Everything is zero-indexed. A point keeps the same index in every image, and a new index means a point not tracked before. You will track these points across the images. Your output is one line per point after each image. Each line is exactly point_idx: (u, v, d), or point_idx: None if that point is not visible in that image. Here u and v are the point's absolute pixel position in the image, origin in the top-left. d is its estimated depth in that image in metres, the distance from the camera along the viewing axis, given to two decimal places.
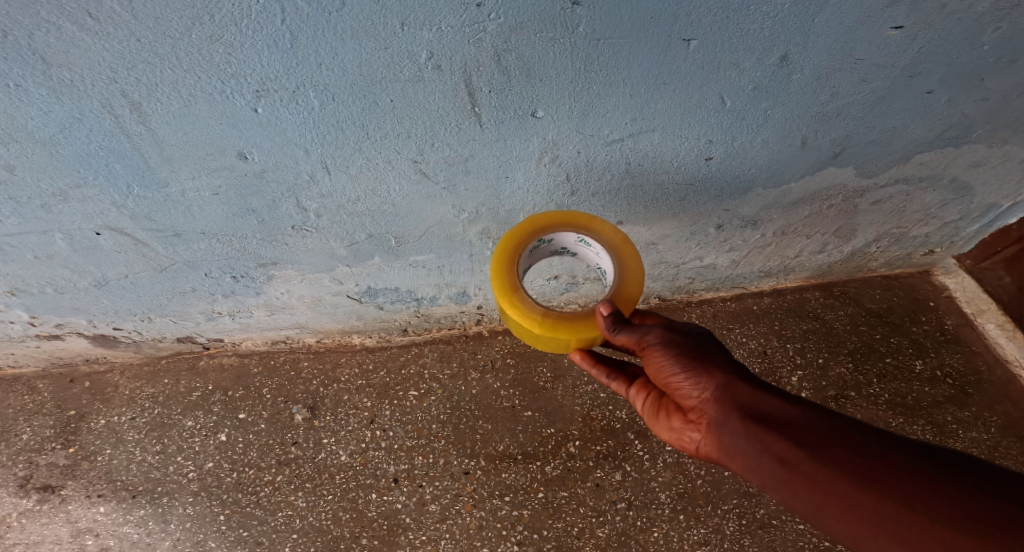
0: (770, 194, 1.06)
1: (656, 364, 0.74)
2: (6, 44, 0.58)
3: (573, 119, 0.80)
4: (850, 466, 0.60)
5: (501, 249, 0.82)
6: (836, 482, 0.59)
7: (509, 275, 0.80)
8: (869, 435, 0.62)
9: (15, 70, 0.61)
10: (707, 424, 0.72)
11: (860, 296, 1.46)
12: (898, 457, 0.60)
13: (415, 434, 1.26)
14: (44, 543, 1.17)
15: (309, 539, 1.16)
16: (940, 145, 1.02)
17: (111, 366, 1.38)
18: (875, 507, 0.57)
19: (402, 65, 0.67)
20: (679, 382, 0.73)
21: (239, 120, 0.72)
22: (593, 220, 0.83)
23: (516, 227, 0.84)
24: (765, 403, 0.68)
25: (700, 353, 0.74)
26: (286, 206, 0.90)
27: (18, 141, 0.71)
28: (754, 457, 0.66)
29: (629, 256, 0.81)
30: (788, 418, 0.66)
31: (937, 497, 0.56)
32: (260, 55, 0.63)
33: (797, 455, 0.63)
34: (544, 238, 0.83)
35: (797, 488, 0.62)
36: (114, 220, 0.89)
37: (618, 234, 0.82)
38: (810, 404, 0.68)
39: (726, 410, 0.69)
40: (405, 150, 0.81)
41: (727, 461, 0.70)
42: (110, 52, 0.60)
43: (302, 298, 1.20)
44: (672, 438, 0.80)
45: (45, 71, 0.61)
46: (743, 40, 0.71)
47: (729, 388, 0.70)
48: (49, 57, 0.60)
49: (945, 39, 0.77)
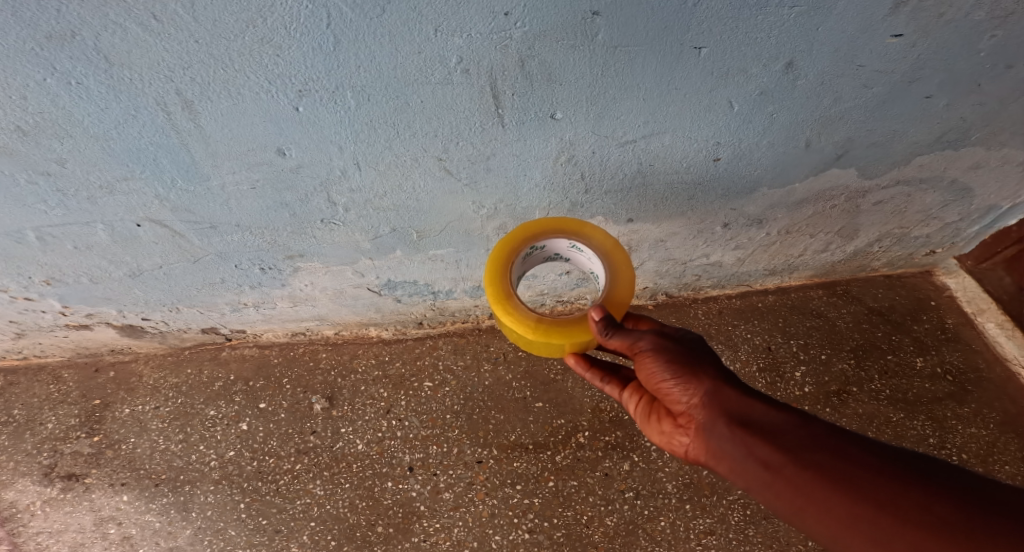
0: (776, 194, 1.10)
1: (648, 369, 0.79)
2: (75, 45, 0.64)
3: (589, 121, 0.85)
4: (830, 470, 0.63)
5: (496, 256, 0.87)
6: (815, 485, 0.63)
7: (504, 282, 0.86)
8: (849, 441, 0.66)
9: (79, 69, 0.67)
10: (697, 428, 0.76)
11: (863, 295, 1.49)
12: (874, 462, 0.63)
13: (430, 424, 1.30)
14: (68, 531, 1.21)
15: (326, 527, 1.21)
16: (940, 148, 1.06)
17: (135, 356, 1.43)
18: (851, 509, 0.60)
19: (433, 69, 0.72)
20: (669, 387, 0.78)
21: (281, 118, 0.77)
22: (585, 225, 0.88)
23: (510, 235, 0.89)
24: (751, 409, 0.72)
25: (690, 360, 0.78)
26: (316, 200, 0.95)
27: (73, 136, 0.77)
28: (740, 460, 0.70)
29: (619, 261, 0.86)
30: (773, 423, 0.69)
31: (909, 501, 0.59)
32: (305, 57, 0.68)
33: (780, 460, 0.66)
34: (538, 245, 0.88)
35: (779, 490, 0.65)
36: (155, 212, 0.95)
37: (609, 239, 0.87)
38: (795, 410, 0.71)
39: (714, 415, 0.74)
40: (431, 148, 0.86)
41: (715, 464, 0.75)
42: (170, 52, 0.65)
43: (324, 289, 1.25)
44: (663, 441, 0.85)
45: (107, 70, 0.67)
46: (751, 48, 0.76)
47: (717, 394, 0.75)
48: (113, 56, 0.66)
49: (943, 46, 0.81)
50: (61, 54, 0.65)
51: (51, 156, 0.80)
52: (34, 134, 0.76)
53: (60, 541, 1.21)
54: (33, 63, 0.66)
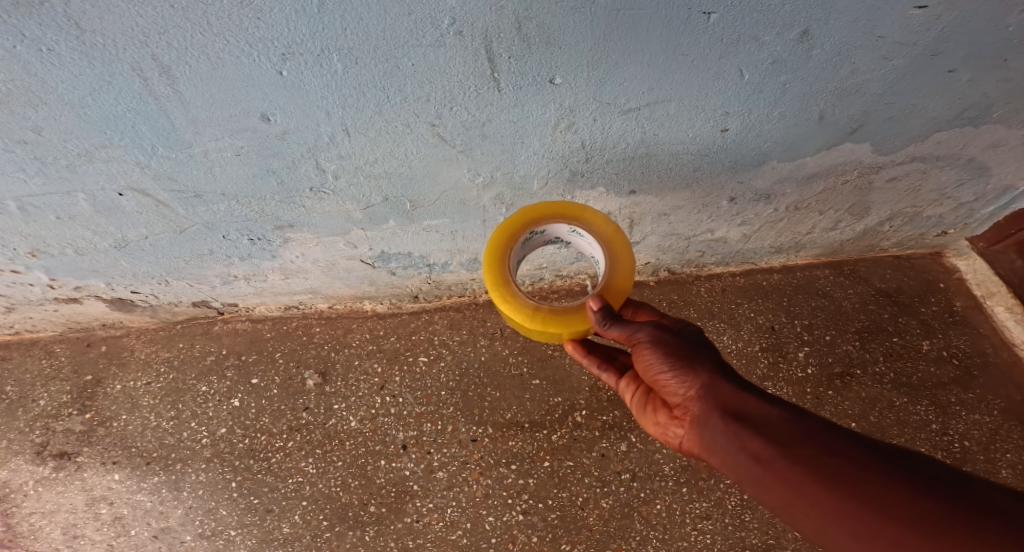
0: (786, 167, 1.06)
1: (645, 360, 0.77)
2: (42, 10, 0.60)
3: (591, 87, 0.80)
4: (819, 465, 0.61)
5: (494, 242, 0.84)
6: (804, 479, 0.60)
7: (502, 269, 0.83)
8: (840, 436, 0.63)
9: (49, 35, 0.63)
10: (691, 420, 0.74)
11: (870, 275, 1.45)
12: (863, 458, 0.60)
13: (424, 400, 1.28)
14: (60, 511, 1.21)
15: (318, 507, 1.20)
16: (959, 124, 1.01)
17: (127, 331, 1.40)
18: (836, 504, 0.58)
19: (424, 31, 0.67)
20: (666, 379, 0.76)
21: (264, 83, 0.73)
22: (585, 210, 0.84)
23: (508, 219, 0.85)
24: (746, 403, 0.69)
25: (688, 352, 0.75)
26: (305, 167, 0.91)
27: (46, 103, 0.73)
28: (731, 454, 0.67)
29: (620, 250, 0.82)
30: (765, 418, 0.67)
31: (894, 496, 0.57)
32: (288, 20, 0.64)
33: (771, 454, 0.63)
34: (537, 230, 0.84)
35: (768, 484, 0.63)
36: (138, 180, 0.91)
37: (609, 226, 0.83)
38: (789, 405, 0.68)
39: (709, 408, 0.71)
40: (423, 113, 0.81)
41: (708, 457, 0.72)
42: (144, 17, 0.62)
43: (316, 261, 1.22)
44: (658, 432, 0.83)
45: (79, 36, 0.64)
46: (764, 15, 0.71)
47: (714, 387, 0.72)
48: (83, 23, 0.62)
49: (970, 18, 0.76)
50: (30, 22, 0.62)
51: (26, 123, 0.76)
52: (7, 102, 0.72)
53: (52, 521, 1.20)
54: (1, 30, 0.62)
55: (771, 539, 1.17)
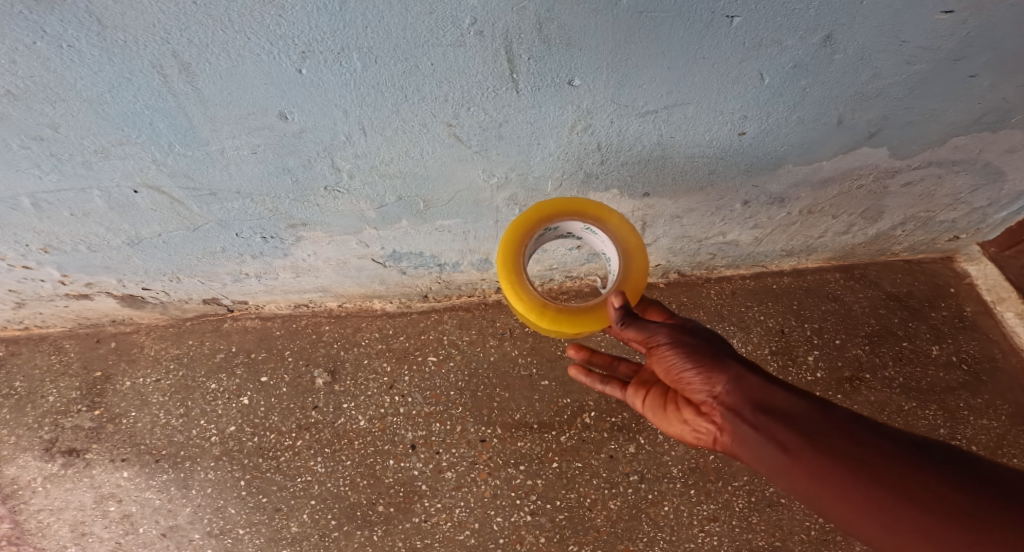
0: (801, 170, 1.05)
1: (666, 359, 0.77)
2: (65, 5, 0.60)
3: (609, 89, 0.80)
4: (847, 456, 0.63)
5: (507, 239, 0.83)
6: (833, 471, 0.62)
7: (516, 266, 0.82)
8: (866, 427, 0.65)
9: (71, 31, 0.63)
10: (714, 414, 0.75)
11: (881, 279, 1.45)
12: (891, 448, 0.62)
13: (433, 399, 1.28)
14: (68, 509, 1.21)
15: (326, 506, 1.20)
16: (977, 129, 1.00)
17: (136, 327, 1.40)
18: (866, 495, 0.60)
19: (445, 31, 0.67)
20: (689, 377, 0.76)
21: (284, 80, 0.73)
22: (600, 209, 0.84)
23: (523, 215, 0.85)
24: (772, 397, 0.70)
25: (711, 349, 0.76)
26: (320, 166, 0.91)
27: (64, 100, 0.73)
28: (757, 446, 0.69)
29: (635, 250, 0.82)
30: (792, 411, 0.68)
31: (922, 485, 0.59)
32: (309, 18, 0.64)
33: (798, 447, 0.65)
34: (551, 227, 0.84)
35: (795, 475, 0.65)
36: (152, 177, 0.91)
37: (625, 225, 0.83)
38: (815, 397, 0.70)
39: (733, 403, 0.72)
40: (440, 113, 0.81)
41: (731, 448, 0.74)
42: (166, 14, 0.62)
43: (327, 259, 1.21)
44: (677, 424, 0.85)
45: (100, 32, 0.64)
46: (787, 19, 0.71)
47: (738, 383, 0.73)
48: (106, 18, 0.62)
49: (994, 24, 0.76)
50: (52, 17, 0.62)
51: (42, 119, 0.76)
52: (26, 98, 0.72)
53: (60, 519, 1.21)
54: (22, 25, 0.62)
55: (779, 542, 1.17)
